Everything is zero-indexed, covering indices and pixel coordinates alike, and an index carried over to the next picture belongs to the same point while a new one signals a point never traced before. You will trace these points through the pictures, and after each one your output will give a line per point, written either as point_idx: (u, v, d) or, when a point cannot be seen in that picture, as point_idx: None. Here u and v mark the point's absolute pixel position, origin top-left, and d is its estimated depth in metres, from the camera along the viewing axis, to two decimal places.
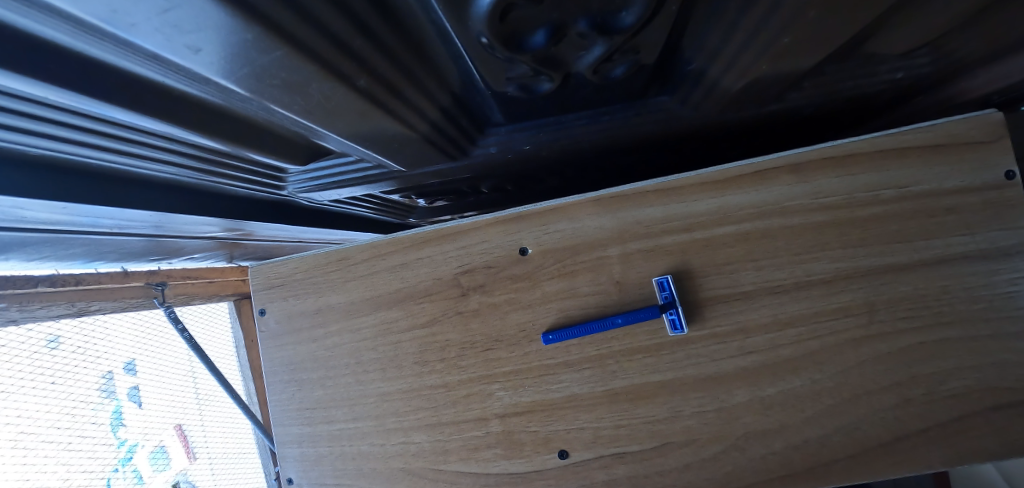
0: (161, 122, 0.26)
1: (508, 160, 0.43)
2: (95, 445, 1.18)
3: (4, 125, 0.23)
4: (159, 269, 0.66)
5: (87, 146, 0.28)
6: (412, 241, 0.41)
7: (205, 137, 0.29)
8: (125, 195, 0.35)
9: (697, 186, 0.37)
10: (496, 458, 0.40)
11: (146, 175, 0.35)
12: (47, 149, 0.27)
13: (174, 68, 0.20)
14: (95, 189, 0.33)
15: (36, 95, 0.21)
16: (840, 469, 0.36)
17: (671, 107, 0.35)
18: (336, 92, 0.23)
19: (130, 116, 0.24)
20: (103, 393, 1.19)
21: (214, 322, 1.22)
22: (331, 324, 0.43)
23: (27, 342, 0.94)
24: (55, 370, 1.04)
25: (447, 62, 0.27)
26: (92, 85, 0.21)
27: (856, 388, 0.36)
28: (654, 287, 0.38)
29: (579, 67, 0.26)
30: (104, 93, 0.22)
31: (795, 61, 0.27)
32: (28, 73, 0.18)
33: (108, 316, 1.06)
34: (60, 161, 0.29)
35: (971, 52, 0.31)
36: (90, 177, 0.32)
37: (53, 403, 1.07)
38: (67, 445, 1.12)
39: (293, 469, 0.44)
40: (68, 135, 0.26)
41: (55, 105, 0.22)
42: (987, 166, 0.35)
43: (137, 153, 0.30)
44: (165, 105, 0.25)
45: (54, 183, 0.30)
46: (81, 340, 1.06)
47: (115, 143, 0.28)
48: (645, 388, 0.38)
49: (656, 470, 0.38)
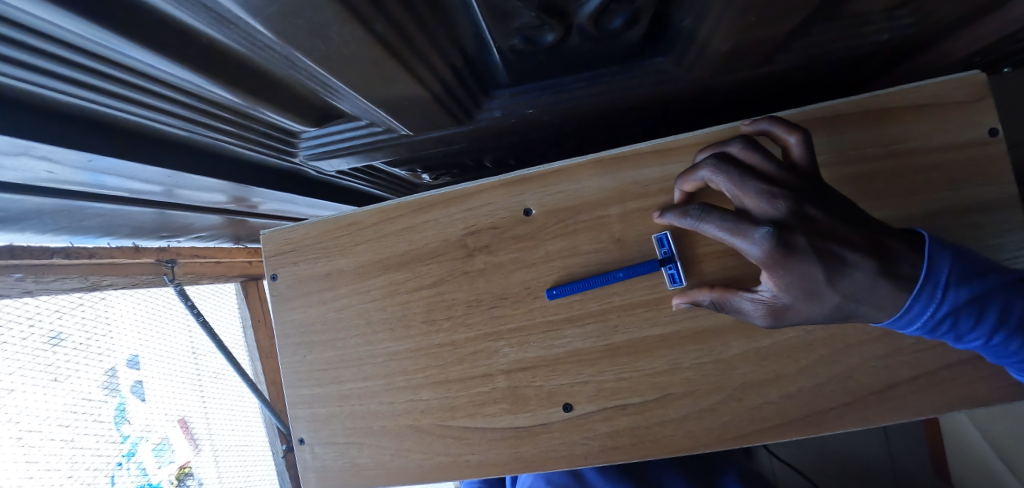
0: (180, 67, 0.27)
1: (511, 126, 0.45)
2: (99, 440, 1.01)
3: (14, 60, 0.23)
4: (169, 246, 0.72)
5: (89, 88, 0.28)
6: (418, 205, 0.42)
7: (216, 86, 0.31)
8: (125, 145, 0.36)
9: (694, 146, 0.39)
10: (502, 413, 0.41)
11: (145, 126, 0.36)
12: (77, 99, 0.29)
13: (204, 4, 0.22)
14: (92, 138, 0.33)
15: (57, 27, 0.22)
16: (834, 416, 0.37)
17: (666, 68, 0.37)
18: (355, 36, 0.24)
19: (149, 58, 0.26)
20: (107, 389, 1.00)
21: (222, 303, 1.17)
22: (341, 287, 0.45)
23: (29, 337, 0.81)
24: (54, 364, 0.88)
25: (460, 17, 0.28)
26: (124, 25, 0.22)
27: (849, 339, 0.37)
28: (654, 243, 0.39)
29: (579, 18, 0.28)
30: (133, 35, 0.23)
31: (782, 19, 0.29)
32: (67, 7, 0.19)
33: (105, 293, 0.93)
34: (58, 106, 0.30)
35: (950, 12, 0.33)
36: (87, 125, 0.33)
37: (54, 403, 0.90)
38: (71, 440, 0.95)
39: (304, 429, 0.46)
40: (79, 77, 0.27)
41: (68, 40, 0.23)
42: (969, 124, 0.36)
43: (137, 99, 0.31)
44: (185, 50, 0.26)
45: (46, 126, 0.30)
46: (83, 336, 0.93)
47: (118, 88, 0.29)
48: (645, 342, 0.39)
49: (655, 421, 0.39)
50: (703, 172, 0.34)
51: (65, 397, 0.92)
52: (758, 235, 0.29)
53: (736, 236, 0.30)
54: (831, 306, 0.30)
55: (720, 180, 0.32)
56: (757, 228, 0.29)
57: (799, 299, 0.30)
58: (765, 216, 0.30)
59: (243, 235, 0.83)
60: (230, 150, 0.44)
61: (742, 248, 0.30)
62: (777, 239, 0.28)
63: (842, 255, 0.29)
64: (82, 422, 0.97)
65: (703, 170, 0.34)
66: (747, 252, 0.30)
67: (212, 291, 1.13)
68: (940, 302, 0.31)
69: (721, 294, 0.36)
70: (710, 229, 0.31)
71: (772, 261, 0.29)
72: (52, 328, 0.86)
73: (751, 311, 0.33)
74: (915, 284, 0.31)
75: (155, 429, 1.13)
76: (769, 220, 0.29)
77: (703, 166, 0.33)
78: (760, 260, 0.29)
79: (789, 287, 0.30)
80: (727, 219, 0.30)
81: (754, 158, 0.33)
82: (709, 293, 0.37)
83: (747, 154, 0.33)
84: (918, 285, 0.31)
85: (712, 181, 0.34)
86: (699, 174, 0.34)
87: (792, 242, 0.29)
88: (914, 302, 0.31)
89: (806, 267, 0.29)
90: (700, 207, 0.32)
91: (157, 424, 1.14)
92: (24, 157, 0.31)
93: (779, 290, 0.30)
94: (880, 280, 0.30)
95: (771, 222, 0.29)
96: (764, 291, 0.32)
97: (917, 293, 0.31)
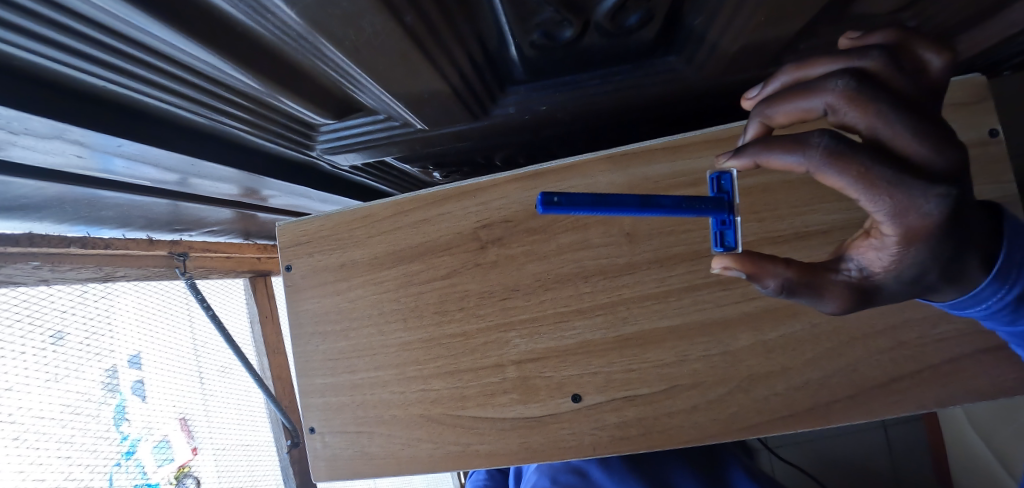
0: (209, 53, 0.28)
1: (524, 123, 0.46)
2: (96, 441, 0.93)
3: (44, 38, 0.24)
4: (181, 240, 0.75)
5: (114, 70, 0.29)
6: (433, 198, 0.43)
7: (240, 73, 0.31)
8: (142, 130, 0.37)
9: (702, 143, 0.40)
10: (512, 403, 0.42)
11: (163, 111, 0.36)
12: (101, 80, 0.30)
13: None
14: (111, 121, 0.34)
15: (94, 9, 0.23)
16: (839, 408, 0.38)
17: (676, 67, 0.38)
18: (386, 27, 0.25)
19: (180, 43, 0.27)
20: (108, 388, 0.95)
21: (230, 299, 1.16)
22: (356, 278, 0.45)
23: (27, 332, 0.79)
24: (55, 359, 0.86)
25: (484, 12, 0.30)
26: (163, 9, 0.23)
27: (854, 332, 0.38)
28: (710, 184, 0.35)
29: (597, 14, 0.30)
30: (170, 19, 0.24)
31: (789, 21, 0.30)
32: None
33: (113, 285, 0.91)
34: (79, 86, 0.30)
35: (951, 16, 0.34)
36: (107, 107, 0.34)
37: (52, 399, 0.85)
38: (66, 439, 0.88)
39: (316, 418, 0.46)
40: (105, 59, 0.28)
41: (102, 23, 0.24)
42: (972, 125, 0.38)
43: (158, 83, 0.32)
44: (216, 36, 0.27)
45: (65, 107, 0.31)
46: (86, 334, 0.91)
47: (141, 71, 0.30)
48: (653, 333, 0.40)
49: (663, 412, 0.40)
50: (827, 97, 0.23)
51: (63, 393, 0.87)
52: (926, 200, 0.22)
53: (872, 193, 0.22)
54: (925, 287, 0.27)
55: (855, 109, 0.22)
56: (924, 188, 0.22)
57: (903, 281, 0.26)
58: (929, 170, 0.22)
59: (252, 231, 0.84)
60: (249, 141, 0.45)
61: (889, 212, 0.23)
62: (947, 207, 0.23)
63: (965, 233, 0.26)
64: (78, 420, 0.90)
65: (829, 92, 0.23)
66: (886, 218, 0.23)
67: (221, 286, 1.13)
68: (1012, 284, 0.29)
69: (796, 275, 0.26)
70: (837, 178, 0.22)
71: (922, 234, 0.23)
72: (53, 327, 0.84)
73: (827, 296, 0.27)
74: (996, 267, 0.28)
75: (154, 427, 1.07)
76: (940, 178, 0.22)
77: (829, 87, 0.23)
78: (899, 231, 0.24)
79: (910, 267, 0.25)
80: (882, 175, 0.22)
81: (894, 79, 0.23)
82: (783, 272, 0.26)
83: (885, 72, 0.23)
84: (999, 267, 0.28)
85: (835, 111, 0.23)
86: (814, 102, 0.24)
87: (952, 214, 0.23)
88: (988, 285, 0.29)
89: (946, 246, 0.24)
90: (832, 136, 0.22)
91: (158, 421, 1.08)
92: (58, 140, 0.33)
93: (892, 269, 0.26)
94: (973, 261, 0.28)
95: (942, 179, 0.22)
96: (855, 269, 0.27)
97: (996, 277, 0.29)
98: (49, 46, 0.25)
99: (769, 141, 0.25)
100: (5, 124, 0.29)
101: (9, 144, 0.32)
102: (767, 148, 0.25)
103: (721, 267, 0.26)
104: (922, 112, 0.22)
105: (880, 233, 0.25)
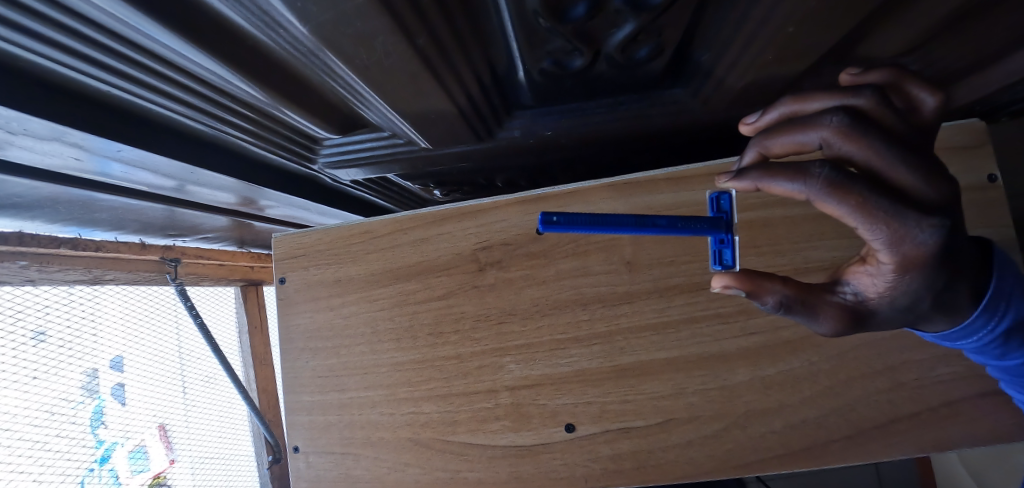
0: (216, 63, 0.28)
1: (528, 146, 0.46)
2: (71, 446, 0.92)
3: (51, 41, 0.24)
4: (173, 245, 0.74)
5: (119, 76, 0.29)
6: (433, 217, 0.43)
7: (246, 84, 0.31)
8: (144, 137, 0.36)
9: (705, 176, 0.40)
10: (504, 430, 0.41)
11: (166, 118, 0.36)
12: (105, 84, 0.30)
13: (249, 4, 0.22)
14: (112, 125, 0.33)
15: (103, 16, 0.23)
16: (836, 449, 0.37)
17: (682, 99, 0.38)
18: (397, 48, 0.25)
19: (188, 52, 0.26)
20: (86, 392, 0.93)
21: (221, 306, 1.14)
22: (350, 294, 0.45)
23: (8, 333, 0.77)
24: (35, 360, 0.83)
25: (496, 36, 0.30)
26: (173, 19, 0.23)
27: (851, 371, 0.38)
28: (709, 202, 0.35)
29: (608, 45, 0.30)
30: (180, 26, 0.24)
31: (794, 61, 0.31)
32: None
33: (102, 287, 0.89)
34: (83, 90, 0.30)
35: (954, 63, 0.35)
36: (110, 113, 0.33)
37: (29, 402, 0.83)
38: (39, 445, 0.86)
39: (300, 437, 0.45)
40: (111, 64, 0.27)
41: (111, 30, 0.24)
42: (972, 170, 0.38)
43: (164, 91, 0.32)
44: (223, 48, 0.27)
45: (69, 110, 0.30)
46: (71, 334, 0.88)
47: (146, 78, 0.30)
48: (651, 365, 0.40)
49: (658, 446, 0.39)
50: (822, 132, 0.23)
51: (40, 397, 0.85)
52: (922, 230, 0.22)
53: (870, 222, 0.22)
54: (916, 318, 0.27)
55: (849, 144, 0.22)
56: (919, 217, 0.22)
57: (897, 308, 0.26)
58: (923, 201, 0.22)
59: (247, 239, 0.83)
60: (251, 151, 0.45)
61: (885, 240, 0.22)
62: (941, 237, 0.22)
63: (955, 265, 0.26)
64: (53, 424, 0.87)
65: (823, 127, 0.23)
66: (883, 246, 0.23)
67: (212, 293, 1.11)
68: (1000, 317, 0.29)
69: (795, 292, 0.25)
70: (835, 207, 0.22)
71: (917, 262, 0.23)
72: (37, 325, 0.82)
73: (822, 316, 0.26)
74: (985, 299, 0.28)
75: (132, 435, 1.04)
76: (934, 209, 0.22)
77: (823, 122, 0.23)
78: (894, 259, 0.23)
79: (903, 294, 0.25)
80: (881, 206, 0.21)
81: (888, 118, 0.22)
82: (778, 288, 0.25)
83: (879, 111, 0.23)
84: (987, 299, 0.28)
85: (830, 145, 0.23)
86: (809, 136, 0.23)
87: (945, 244, 0.23)
88: (979, 316, 0.28)
89: (939, 274, 0.24)
90: (832, 168, 0.21)
91: (136, 429, 1.06)
92: (56, 143, 0.32)
93: (886, 294, 0.25)
94: (964, 296, 0.27)
95: (937, 209, 0.22)
96: (850, 293, 0.27)
97: (985, 307, 0.28)
98: (55, 50, 0.25)
99: (769, 167, 0.24)
100: (4, 124, 0.28)
101: (6, 143, 0.31)
102: (766, 175, 0.24)
103: (721, 287, 0.25)
104: (915, 147, 0.22)
105: (875, 259, 0.25)
